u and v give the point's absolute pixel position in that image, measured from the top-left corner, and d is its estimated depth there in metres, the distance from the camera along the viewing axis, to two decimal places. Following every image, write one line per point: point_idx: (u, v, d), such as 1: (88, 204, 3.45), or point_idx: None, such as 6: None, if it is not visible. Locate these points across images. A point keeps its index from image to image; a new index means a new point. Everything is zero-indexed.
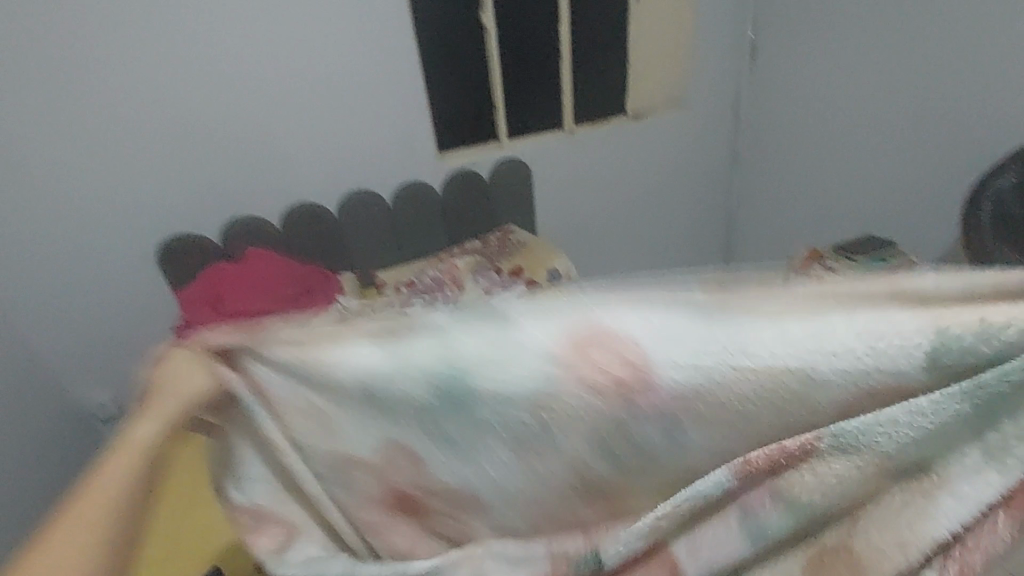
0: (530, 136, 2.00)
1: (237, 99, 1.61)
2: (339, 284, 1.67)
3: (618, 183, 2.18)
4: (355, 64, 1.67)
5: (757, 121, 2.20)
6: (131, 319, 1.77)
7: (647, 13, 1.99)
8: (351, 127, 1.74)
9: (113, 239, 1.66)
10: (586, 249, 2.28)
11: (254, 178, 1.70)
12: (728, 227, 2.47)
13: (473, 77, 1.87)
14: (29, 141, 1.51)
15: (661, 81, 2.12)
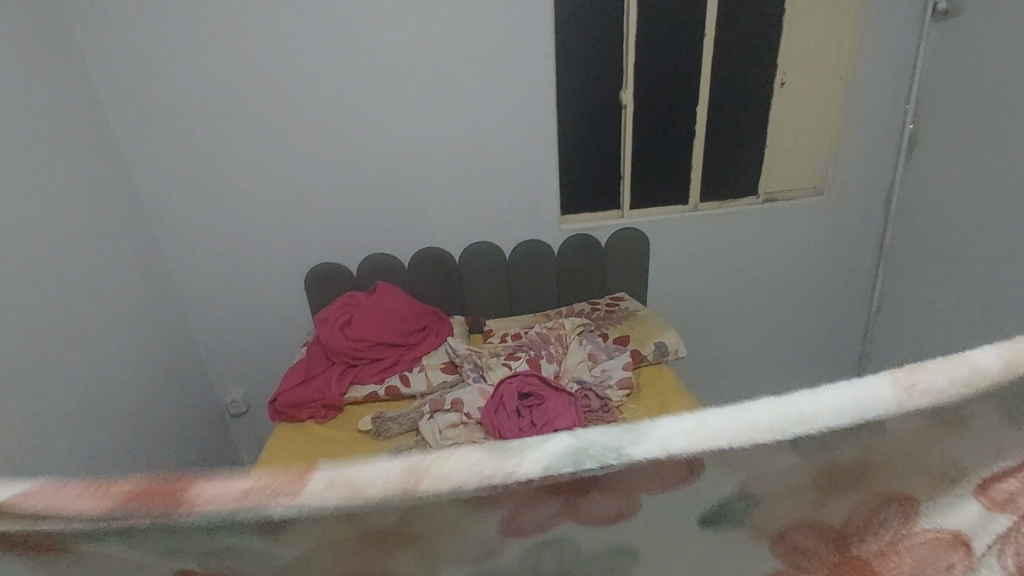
0: (654, 210, 2.03)
1: (393, 154, 1.83)
2: (451, 327, 1.78)
3: (741, 266, 2.10)
4: (498, 129, 1.84)
5: (912, 216, 2.02)
6: (271, 332, 2.01)
7: (794, 99, 1.95)
8: (486, 185, 1.89)
9: (272, 261, 1.92)
10: (696, 328, 2.18)
11: (395, 222, 1.91)
12: (865, 324, 2.27)
13: (604, 152, 1.95)
14: (221, 172, 1.80)
15: (801, 168, 2.05)
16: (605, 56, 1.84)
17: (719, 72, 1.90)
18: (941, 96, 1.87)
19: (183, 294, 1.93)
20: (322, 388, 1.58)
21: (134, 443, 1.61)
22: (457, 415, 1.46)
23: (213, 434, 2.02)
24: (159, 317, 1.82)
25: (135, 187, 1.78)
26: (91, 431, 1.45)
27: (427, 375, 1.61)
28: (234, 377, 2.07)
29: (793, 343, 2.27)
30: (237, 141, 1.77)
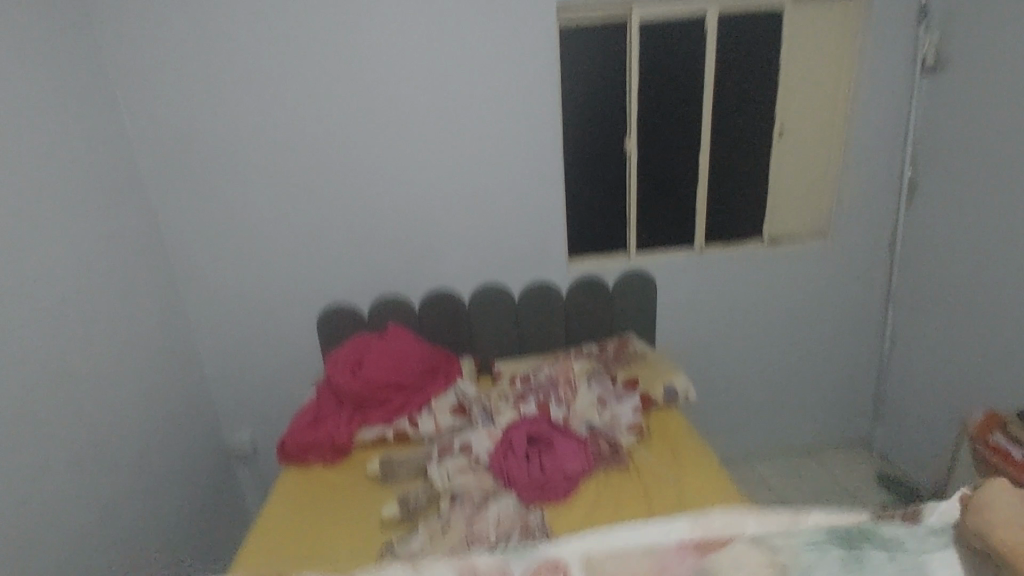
0: (660, 252, 2.06)
1: (404, 200, 1.90)
2: (460, 369, 1.78)
3: (747, 309, 2.11)
4: (505, 177, 1.90)
5: (914, 260, 2.05)
6: (281, 373, 2.02)
7: (792, 147, 2.02)
8: (494, 230, 1.94)
9: (286, 303, 1.96)
10: (706, 371, 2.17)
11: (405, 264, 1.95)
12: (877, 366, 2.24)
13: (609, 197, 2.01)
14: (238, 218, 1.87)
15: (803, 212, 2.10)
16: (608, 108, 1.92)
17: (719, 121, 1.97)
18: (935, 143, 1.93)
19: (197, 333, 1.97)
20: (330, 430, 1.58)
21: (138, 484, 1.60)
22: (465, 459, 1.43)
23: (220, 478, 2.01)
24: (171, 357, 1.84)
25: (157, 230, 1.85)
26: (100, 472, 1.45)
27: (435, 417, 1.61)
28: (244, 419, 2.07)
29: (805, 386, 2.25)
30: (256, 189, 1.85)
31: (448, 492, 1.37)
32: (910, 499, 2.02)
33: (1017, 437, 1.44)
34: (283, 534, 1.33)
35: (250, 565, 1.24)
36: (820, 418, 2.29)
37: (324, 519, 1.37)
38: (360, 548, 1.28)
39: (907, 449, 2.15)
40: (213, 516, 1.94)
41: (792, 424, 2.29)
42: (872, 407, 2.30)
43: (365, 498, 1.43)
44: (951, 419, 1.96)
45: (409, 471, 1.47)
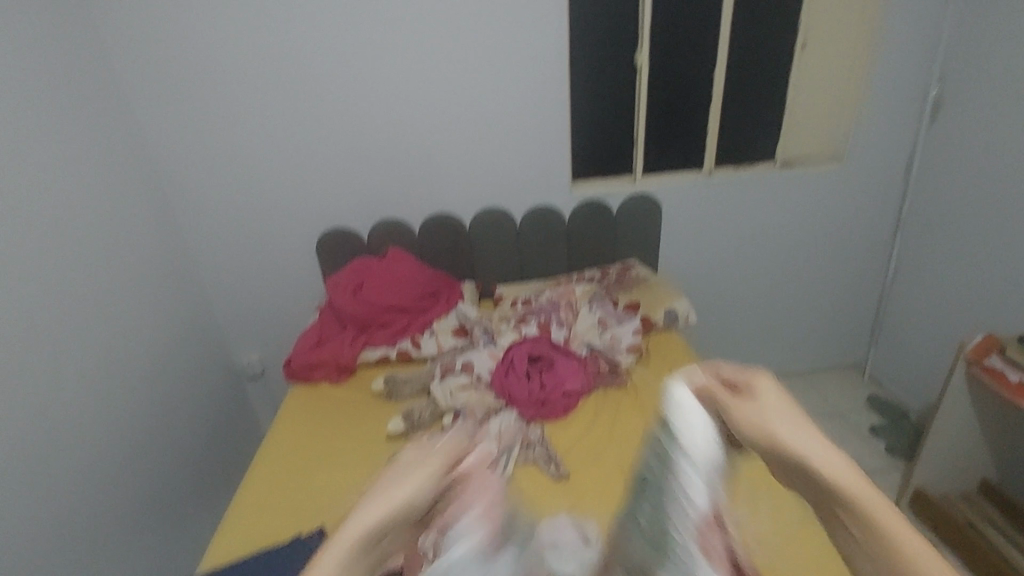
0: (667, 175, 1.99)
1: (401, 118, 1.80)
2: (461, 293, 1.78)
3: (753, 234, 2.07)
4: (507, 92, 1.79)
5: (930, 184, 1.98)
6: (284, 296, 2.04)
7: (814, 60, 1.88)
8: (496, 150, 1.87)
9: (284, 227, 1.92)
10: (707, 297, 2.17)
11: (404, 186, 1.89)
12: (879, 293, 2.24)
13: (617, 115, 1.90)
14: (229, 135, 1.79)
15: (819, 133, 2.00)
16: (619, 14, 1.77)
17: (738, 31, 1.83)
18: (968, 56, 1.79)
19: (197, 257, 1.95)
20: (334, 351, 1.60)
21: (154, 401, 1.66)
22: (467, 377, 1.47)
23: (231, 397, 2.09)
24: (174, 280, 1.84)
25: (146, 149, 1.78)
26: (114, 389, 1.50)
27: (437, 339, 1.63)
28: (250, 341, 2.11)
29: (805, 313, 2.26)
30: (245, 103, 1.75)
31: (450, 408, 1.42)
32: (897, 419, 2.10)
33: (1014, 360, 1.45)
34: (293, 446, 1.39)
35: (267, 472, 1.32)
36: (816, 343, 2.33)
37: (332, 431, 1.43)
38: (368, 458, 1.34)
39: (898, 372, 2.21)
40: (228, 431, 2.04)
41: (789, 349, 2.33)
42: (869, 332, 2.32)
43: (371, 413, 1.48)
44: (947, 343, 1.99)
45: (412, 389, 1.51)
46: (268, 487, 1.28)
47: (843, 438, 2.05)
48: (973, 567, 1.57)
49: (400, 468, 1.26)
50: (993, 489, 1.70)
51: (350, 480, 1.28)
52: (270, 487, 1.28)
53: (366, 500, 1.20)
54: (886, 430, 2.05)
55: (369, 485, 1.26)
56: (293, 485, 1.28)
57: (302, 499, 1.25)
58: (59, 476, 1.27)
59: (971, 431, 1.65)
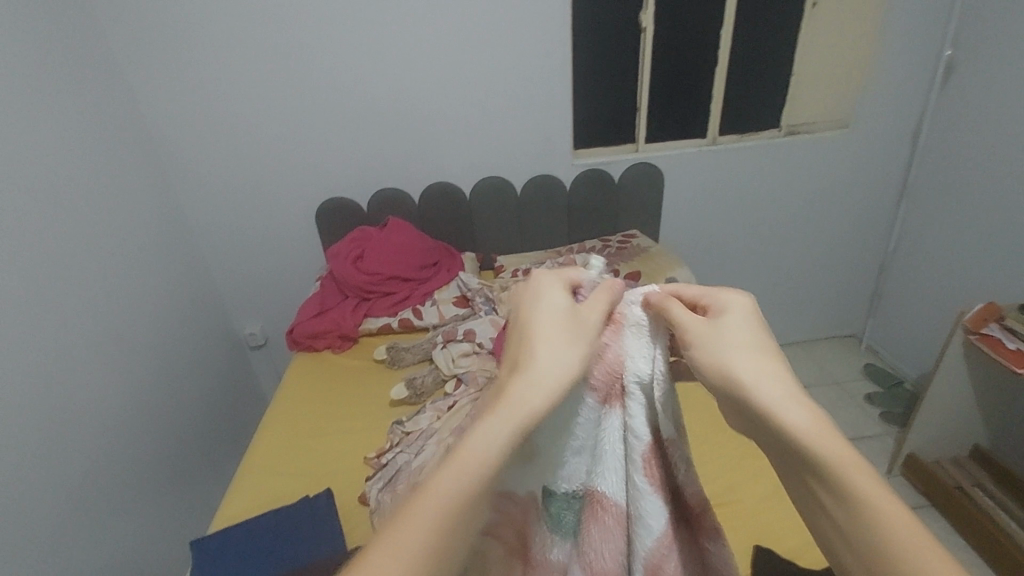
0: (671, 144, 1.96)
1: (400, 83, 1.76)
2: (462, 263, 1.78)
3: (756, 203, 2.06)
4: (508, 55, 1.75)
5: (936, 153, 1.95)
6: (284, 267, 2.03)
7: (824, 23, 1.83)
8: (497, 117, 1.83)
9: (283, 196, 1.90)
10: (707, 267, 2.18)
11: (403, 154, 1.86)
12: (880, 263, 2.25)
13: (621, 81, 1.86)
14: (225, 101, 1.75)
15: (826, 100, 1.96)
16: None
17: None
18: (982, 18, 1.74)
19: (196, 225, 1.93)
20: (336, 319, 1.61)
21: (160, 371, 1.67)
22: (469, 344, 1.48)
23: (235, 366, 2.11)
24: (174, 251, 1.83)
25: (140, 115, 1.74)
26: (120, 358, 1.51)
27: (439, 308, 1.64)
28: (252, 312, 2.12)
29: (806, 283, 2.26)
30: (241, 68, 1.70)
31: (453, 374, 1.43)
32: (892, 387, 2.13)
33: (1012, 328, 1.46)
34: (298, 412, 1.41)
35: (274, 433, 1.36)
36: (815, 313, 2.34)
37: (337, 397, 1.45)
38: (372, 422, 1.37)
39: (895, 342, 2.23)
40: (233, 399, 2.07)
41: (789, 319, 2.34)
42: (867, 302, 2.33)
43: (375, 379, 1.51)
44: (944, 313, 2.00)
45: (414, 357, 1.52)
46: (275, 448, 1.32)
47: (839, 405, 2.09)
48: (960, 527, 1.63)
49: (404, 433, 1.28)
50: (983, 456, 1.74)
51: (355, 443, 1.32)
52: (278, 449, 1.32)
53: (372, 463, 1.23)
54: (880, 398, 2.08)
55: (374, 449, 1.29)
56: (300, 446, 1.32)
57: (308, 459, 1.28)
58: (71, 442, 1.29)
59: (965, 398, 1.68)
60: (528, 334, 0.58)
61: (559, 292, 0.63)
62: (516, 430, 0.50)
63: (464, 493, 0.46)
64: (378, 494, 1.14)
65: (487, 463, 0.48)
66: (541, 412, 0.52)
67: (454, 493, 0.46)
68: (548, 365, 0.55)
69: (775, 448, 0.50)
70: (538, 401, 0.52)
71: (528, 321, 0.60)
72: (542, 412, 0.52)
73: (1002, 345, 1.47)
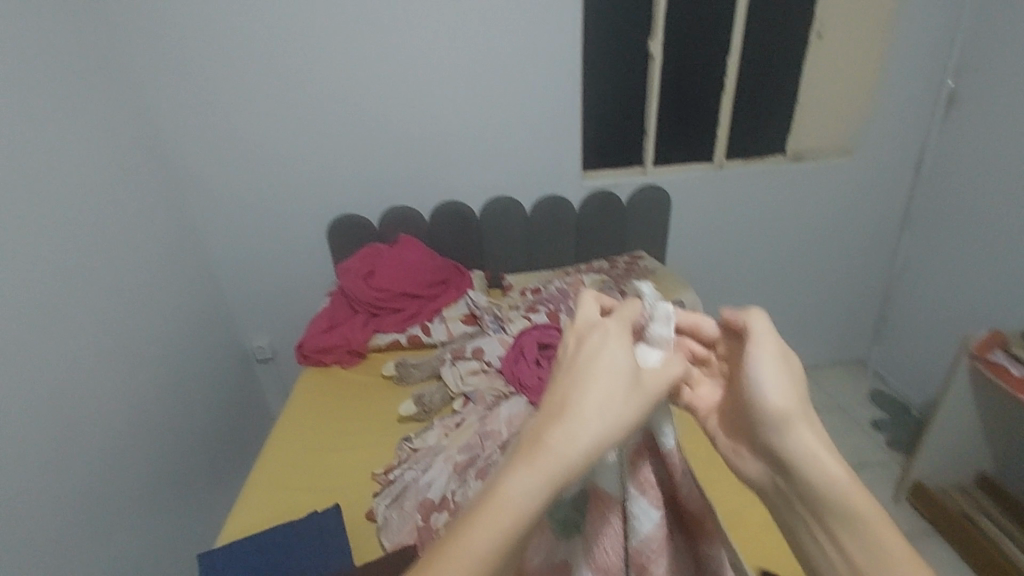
0: (678, 167, 1.99)
1: (414, 103, 1.81)
2: (471, 281, 1.80)
3: (761, 226, 2.08)
4: (520, 80, 1.79)
5: (939, 181, 1.98)
6: (294, 281, 2.06)
7: (828, 54, 1.88)
8: (508, 139, 1.87)
9: (296, 212, 1.94)
10: (714, 289, 2.19)
11: (416, 173, 1.90)
12: (885, 288, 2.26)
13: (630, 105, 1.90)
14: (243, 119, 1.79)
15: (831, 127, 2.00)
16: (634, 4, 1.76)
17: (752, 22, 1.82)
18: (983, 51, 1.79)
19: (209, 238, 1.96)
20: (346, 334, 1.63)
21: (169, 382, 1.69)
22: (478, 363, 1.49)
23: (243, 379, 2.12)
24: (187, 263, 1.86)
25: (159, 131, 1.78)
26: (129, 368, 1.52)
27: (447, 325, 1.65)
28: (261, 325, 2.13)
29: (811, 306, 2.27)
30: (259, 87, 1.75)
31: (461, 392, 1.44)
32: (898, 413, 2.12)
33: (1017, 356, 1.47)
34: (307, 427, 1.42)
35: (281, 447, 1.36)
36: (821, 336, 2.34)
37: (345, 412, 1.46)
38: (380, 437, 1.37)
39: (901, 367, 2.23)
40: (239, 413, 2.07)
41: (794, 342, 2.34)
42: (874, 327, 2.34)
43: (383, 395, 1.51)
44: (950, 339, 2.00)
45: (423, 373, 1.53)
46: (283, 462, 1.32)
47: (845, 430, 2.08)
48: (967, 557, 1.61)
49: (411, 450, 1.29)
50: (991, 484, 1.72)
51: (363, 459, 1.32)
52: (286, 462, 1.32)
53: (379, 479, 1.23)
54: (887, 425, 2.07)
55: (381, 465, 1.29)
56: (307, 461, 1.32)
57: (315, 474, 1.29)
58: (80, 452, 1.30)
59: (971, 426, 1.67)
60: (577, 376, 0.54)
61: (616, 330, 0.57)
62: (554, 485, 0.48)
63: (493, 553, 0.46)
64: (384, 510, 1.15)
65: (521, 515, 0.47)
66: (583, 464, 0.50)
67: (485, 550, 0.46)
68: (593, 407, 0.51)
69: (799, 489, 0.53)
70: (580, 445, 0.50)
71: (581, 360, 0.55)
72: (580, 465, 0.49)
73: (1006, 372, 1.48)
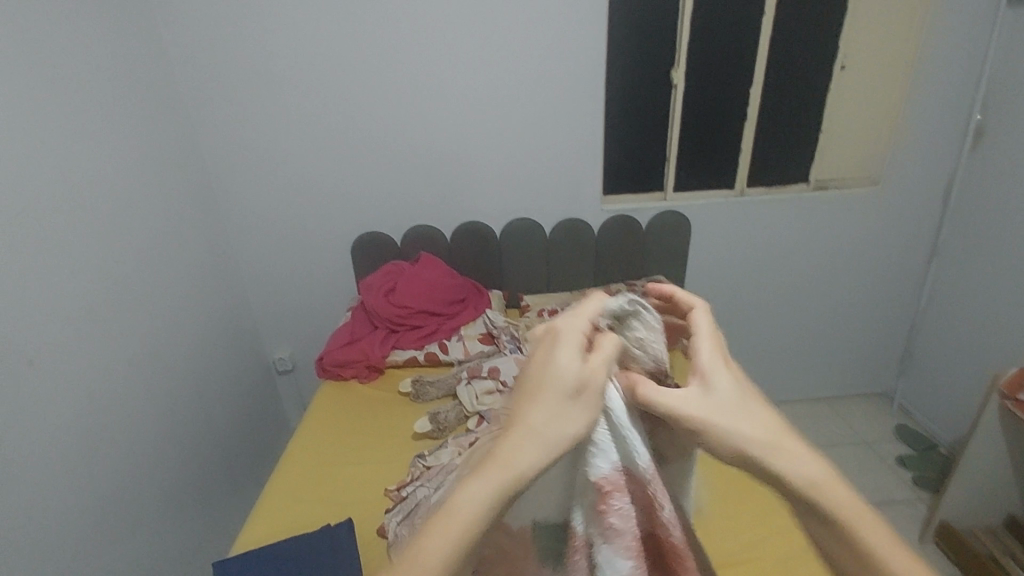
0: (699, 193, 2.00)
1: (439, 126, 1.86)
2: (489, 301, 1.82)
3: (783, 254, 2.06)
4: (543, 105, 1.84)
5: (967, 213, 1.95)
6: (317, 296, 2.11)
7: (852, 85, 1.88)
8: (529, 162, 1.91)
9: (322, 229, 2.00)
10: (733, 316, 2.17)
11: (439, 194, 1.95)
12: (912, 321, 2.20)
13: (650, 133, 1.93)
14: (276, 138, 1.87)
15: (855, 157, 1.99)
16: (657, 34, 1.80)
17: (775, 52, 1.84)
18: (1012, 85, 1.77)
19: (237, 251, 2.03)
20: (365, 349, 1.66)
21: (190, 389, 1.73)
22: (493, 382, 1.50)
23: (263, 390, 2.16)
24: (215, 275, 1.93)
25: (197, 148, 1.87)
26: (153, 373, 1.57)
27: (464, 344, 1.67)
28: (283, 337, 2.18)
29: (834, 337, 2.23)
30: (293, 108, 1.83)
31: (476, 411, 1.45)
32: (926, 450, 2.05)
33: None
34: (322, 440, 1.44)
35: (297, 460, 1.38)
36: (845, 368, 2.29)
37: (361, 426, 1.48)
38: (395, 454, 1.39)
39: (929, 403, 2.16)
40: (258, 423, 2.11)
41: (816, 373, 2.29)
42: (900, 359, 2.28)
43: (399, 412, 1.53)
44: (979, 376, 1.94)
45: (439, 391, 1.55)
46: (298, 474, 1.34)
47: (869, 466, 2.01)
48: None
49: (425, 467, 1.28)
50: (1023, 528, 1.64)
51: (377, 474, 1.33)
52: (301, 475, 1.34)
53: (392, 496, 1.23)
54: (914, 462, 2.00)
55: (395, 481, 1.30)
56: (322, 474, 1.34)
57: (329, 488, 1.30)
58: (101, 454, 1.34)
59: (1000, 465, 1.61)
60: (525, 391, 0.56)
61: (569, 339, 0.58)
62: (506, 491, 0.51)
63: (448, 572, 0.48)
64: (395, 527, 1.13)
65: (473, 522, 0.50)
66: (535, 471, 0.52)
67: (439, 564, 0.48)
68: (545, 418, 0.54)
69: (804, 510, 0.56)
70: (532, 454, 0.52)
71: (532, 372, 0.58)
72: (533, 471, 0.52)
73: None
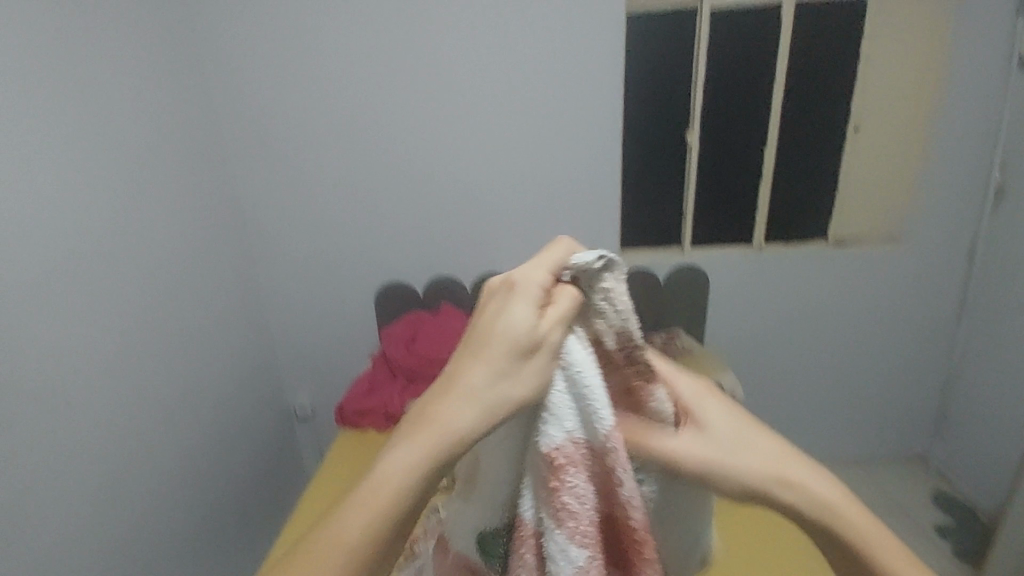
0: (717, 249, 2.02)
1: (465, 184, 1.96)
2: None
3: (804, 311, 2.04)
4: (565, 165, 1.92)
5: (994, 272, 1.92)
6: (340, 344, 2.16)
7: (867, 146, 1.93)
8: (551, 218, 1.97)
9: (349, 280, 2.07)
10: (755, 373, 2.13)
11: (462, 247, 2.02)
12: (944, 382, 2.13)
13: (668, 190, 1.99)
14: (311, 195, 1.98)
15: (874, 215, 2.00)
16: (673, 98, 1.90)
17: (789, 115, 1.90)
18: None
19: (267, 300, 2.11)
20: (384, 398, 1.68)
21: (213, 435, 1.77)
22: None
23: (282, 437, 2.18)
24: (245, 322, 2.00)
25: (238, 203, 1.98)
26: (178, 419, 1.62)
27: None
28: (305, 384, 2.22)
29: (862, 396, 2.16)
30: (329, 167, 1.95)
31: None
32: (967, 521, 1.94)
33: None
34: (337, 490, 1.44)
35: (311, 510, 1.38)
36: (875, 429, 2.21)
37: None
38: None
39: (967, 469, 2.06)
40: (275, 470, 2.12)
41: (845, 433, 2.21)
42: (933, 423, 2.19)
43: None
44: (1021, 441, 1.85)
45: None
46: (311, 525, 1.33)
47: (905, 536, 1.90)
48: None
49: None
50: None
51: None
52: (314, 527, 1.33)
53: None
54: (955, 533, 1.89)
55: None
56: None
57: None
58: (119, 499, 1.37)
59: None
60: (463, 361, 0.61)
61: (522, 304, 0.63)
62: (433, 452, 0.57)
63: (380, 513, 0.55)
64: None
65: (401, 481, 0.56)
66: (458, 435, 0.58)
67: (371, 522, 0.55)
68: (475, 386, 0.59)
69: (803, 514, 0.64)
70: (457, 422, 0.58)
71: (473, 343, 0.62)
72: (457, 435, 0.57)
73: None
